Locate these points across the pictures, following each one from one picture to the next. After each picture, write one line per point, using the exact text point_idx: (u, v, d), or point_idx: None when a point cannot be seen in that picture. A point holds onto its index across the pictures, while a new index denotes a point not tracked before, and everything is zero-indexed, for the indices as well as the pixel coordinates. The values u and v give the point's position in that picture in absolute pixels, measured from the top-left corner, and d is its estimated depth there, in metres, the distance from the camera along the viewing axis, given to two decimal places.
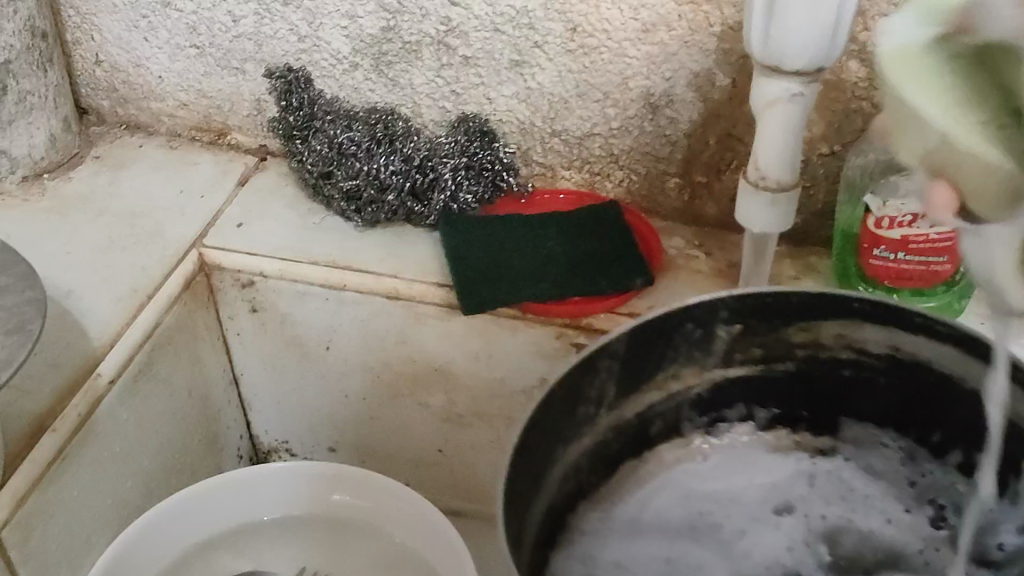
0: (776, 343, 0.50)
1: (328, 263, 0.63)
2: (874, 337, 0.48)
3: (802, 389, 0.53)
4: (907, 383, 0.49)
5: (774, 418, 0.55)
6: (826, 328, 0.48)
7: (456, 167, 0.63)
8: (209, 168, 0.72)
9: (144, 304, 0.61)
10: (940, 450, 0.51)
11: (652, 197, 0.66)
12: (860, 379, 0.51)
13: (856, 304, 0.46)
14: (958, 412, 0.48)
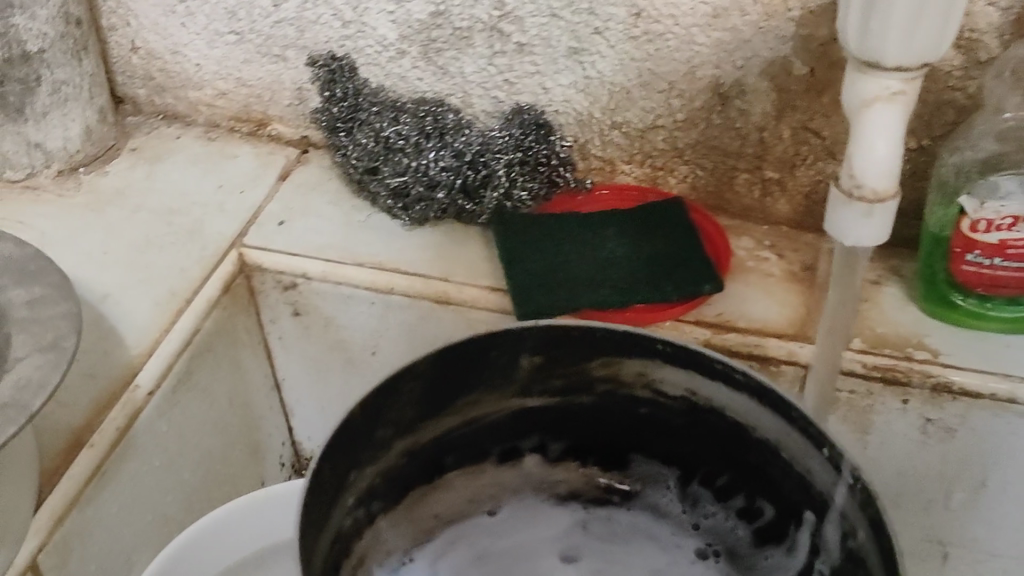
0: (576, 377, 0.49)
1: (375, 265, 0.59)
2: (674, 379, 0.47)
3: (581, 420, 0.53)
4: (700, 426, 0.50)
5: (564, 453, 0.55)
6: (626, 366, 0.48)
7: (510, 163, 0.59)
8: (249, 161, 0.68)
9: (183, 309, 0.57)
10: (680, 472, 0.53)
11: (718, 194, 0.62)
12: (656, 418, 0.51)
13: (662, 347, 0.46)
14: (747, 458, 0.48)
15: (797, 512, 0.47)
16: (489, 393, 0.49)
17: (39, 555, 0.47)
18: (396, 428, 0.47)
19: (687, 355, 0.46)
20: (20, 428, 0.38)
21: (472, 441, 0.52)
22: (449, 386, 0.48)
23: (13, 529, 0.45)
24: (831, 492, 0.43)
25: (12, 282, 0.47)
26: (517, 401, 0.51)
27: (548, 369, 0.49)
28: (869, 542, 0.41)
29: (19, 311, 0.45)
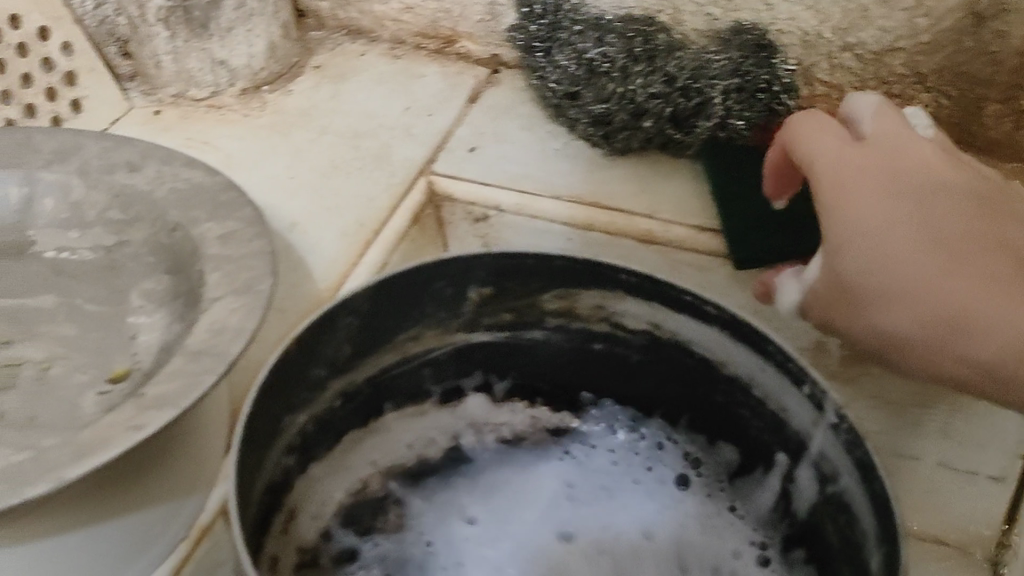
0: (527, 310, 0.50)
1: (572, 198, 0.55)
2: (637, 312, 0.47)
3: (522, 358, 0.54)
4: (660, 361, 0.50)
5: (511, 391, 0.56)
6: (584, 300, 0.48)
7: (727, 90, 0.54)
8: (437, 81, 0.65)
9: (371, 242, 0.54)
10: (650, 409, 0.54)
11: (962, 126, 0.55)
12: (613, 353, 0.52)
13: (626, 277, 0.45)
14: (727, 403, 0.49)
15: (769, 455, 0.48)
16: (430, 325, 0.49)
17: (227, 500, 0.43)
18: (334, 364, 0.46)
19: (647, 286, 0.45)
20: (217, 378, 0.36)
21: (410, 379, 0.52)
22: (386, 313, 0.46)
23: (204, 478, 0.43)
24: (812, 434, 0.43)
25: (205, 214, 0.44)
26: (461, 335, 0.51)
27: (497, 298, 0.49)
28: (858, 491, 0.40)
29: (212, 247, 0.42)
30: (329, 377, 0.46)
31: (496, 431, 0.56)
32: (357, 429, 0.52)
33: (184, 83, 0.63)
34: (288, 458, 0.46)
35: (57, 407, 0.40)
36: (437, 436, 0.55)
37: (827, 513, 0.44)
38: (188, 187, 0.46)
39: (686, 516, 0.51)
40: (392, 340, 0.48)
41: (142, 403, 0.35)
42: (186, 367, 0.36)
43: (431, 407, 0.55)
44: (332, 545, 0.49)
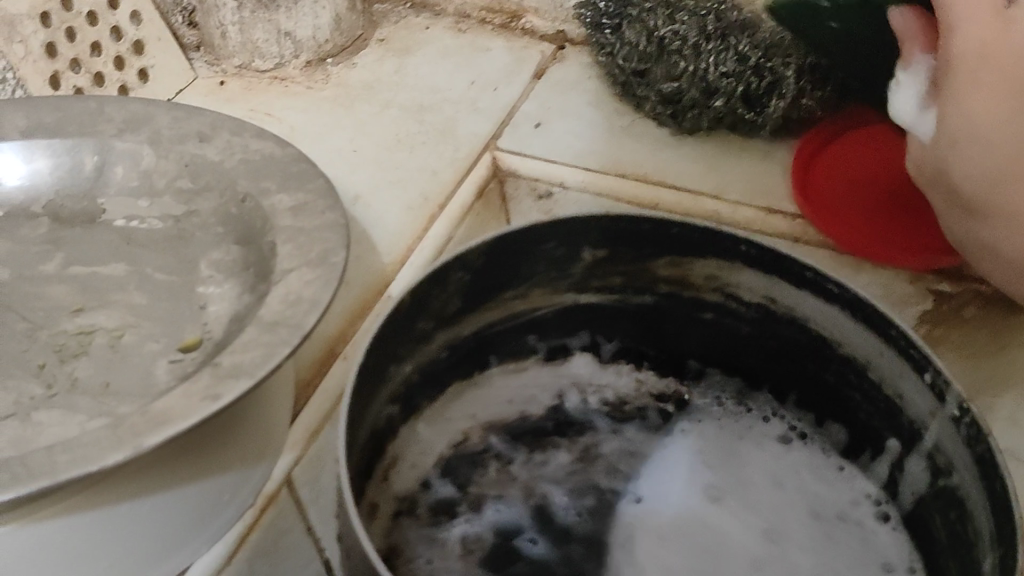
0: (639, 276, 0.52)
1: (638, 178, 0.55)
2: (753, 285, 0.50)
3: (631, 321, 0.57)
4: (771, 335, 0.53)
5: (617, 354, 0.60)
6: (700, 268, 0.50)
7: (802, 68, 0.53)
8: (503, 55, 0.64)
9: (436, 215, 0.54)
10: (759, 381, 0.56)
11: None
12: (724, 324, 0.54)
13: (746, 249, 0.48)
14: (829, 377, 0.51)
15: (880, 440, 0.50)
16: (538, 285, 0.52)
17: (295, 470, 0.45)
18: (438, 318, 0.49)
19: (764, 256, 0.47)
20: (292, 349, 0.36)
21: (511, 337, 0.56)
22: (501, 272, 0.49)
23: (272, 446, 0.43)
24: (929, 424, 0.45)
25: (276, 185, 0.44)
26: (570, 296, 0.54)
27: (610, 262, 0.51)
28: (971, 483, 0.41)
29: (284, 218, 0.42)
30: (436, 329, 0.49)
31: (598, 394, 0.58)
32: (462, 378, 0.56)
33: (249, 54, 0.63)
34: (394, 405, 0.50)
35: (130, 374, 0.40)
36: (537, 395, 0.58)
37: (934, 507, 0.46)
38: (259, 158, 0.46)
39: (799, 469, 0.53)
40: (499, 297, 0.51)
41: (218, 372, 0.35)
42: (262, 339, 0.36)
43: (534, 364, 0.59)
44: (429, 495, 0.52)
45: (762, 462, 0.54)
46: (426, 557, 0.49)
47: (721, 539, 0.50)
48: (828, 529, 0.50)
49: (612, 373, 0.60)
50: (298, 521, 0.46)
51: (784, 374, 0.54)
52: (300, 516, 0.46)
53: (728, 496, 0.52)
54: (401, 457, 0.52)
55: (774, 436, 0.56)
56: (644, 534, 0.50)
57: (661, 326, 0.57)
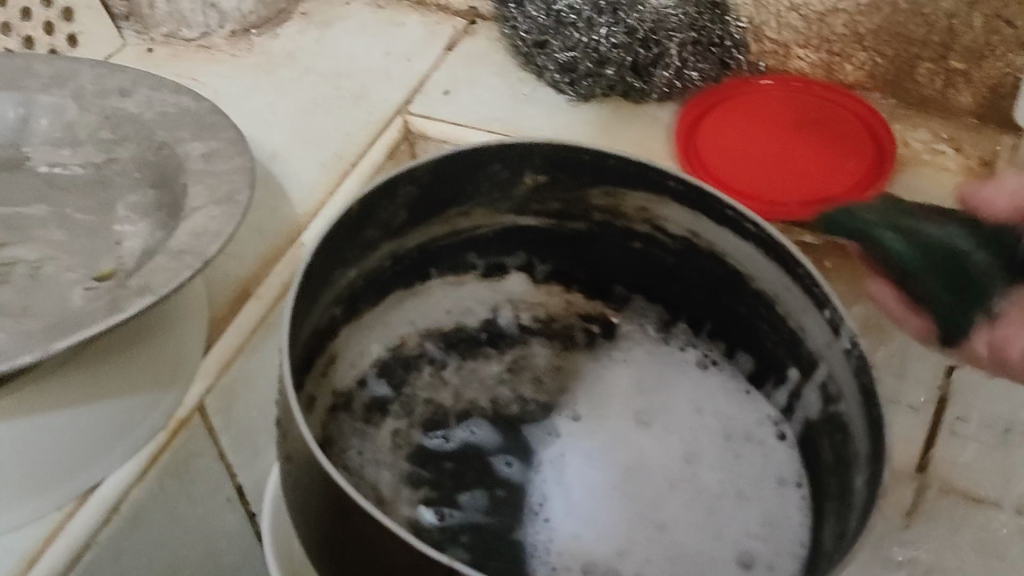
0: (573, 203, 0.55)
1: (537, 140, 0.59)
2: (678, 219, 0.52)
3: (566, 244, 0.59)
4: (692, 268, 0.55)
5: (550, 275, 0.62)
6: (630, 201, 0.52)
7: (684, 43, 0.58)
8: (417, 29, 0.68)
9: (348, 172, 0.58)
10: (679, 314, 0.59)
11: (897, 82, 0.59)
12: (649, 253, 0.56)
13: (673, 185, 0.50)
14: (740, 308, 0.54)
15: (782, 369, 0.53)
16: (482, 205, 0.54)
17: (206, 398, 0.48)
18: (386, 229, 0.52)
19: (689, 198, 0.50)
20: (195, 272, 0.39)
21: (450, 253, 0.59)
22: (445, 185, 0.51)
23: (182, 373, 0.47)
24: (825, 356, 0.48)
25: (190, 134, 0.48)
26: (509, 217, 0.57)
27: (549, 188, 0.53)
28: (857, 412, 0.45)
29: (196, 163, 0.46)
30: (383, 238, 0.53)
31: (531, 311, 0.63)
32: (403, 289, 0.59)
33: (176, 23, 0.67)
34: (337, 308, 0.54)
35: (46, 299, 0.44)
36: (474, 307, 0.63)
37: (821, 431, 0.50)
38: (176, 111, 0.49)
39: (711, 394, 0.57)
40: (444, 213, 0.54)
41: (128, 291, 0.38)
42: (168, 263, 0.39)
43: (472, 279, 0.62)
44: (366, 392, 0.58)
45: (685, 389, 0.58)
46: (358, 449, 0.56)
47: (639, 458, 0.54)
48: (734, 449, 0.54)
49: (544, 293, 0.63)
50: (210, 447, 0.49)
51: (703, 304, 0.57)
52: (212, 442, 0.49)
53: (649, 417, 0.56)
54: (342, 356, 0.57)
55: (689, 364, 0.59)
56: (538, 495, 0.54)
57: (592, 252, 0.59)
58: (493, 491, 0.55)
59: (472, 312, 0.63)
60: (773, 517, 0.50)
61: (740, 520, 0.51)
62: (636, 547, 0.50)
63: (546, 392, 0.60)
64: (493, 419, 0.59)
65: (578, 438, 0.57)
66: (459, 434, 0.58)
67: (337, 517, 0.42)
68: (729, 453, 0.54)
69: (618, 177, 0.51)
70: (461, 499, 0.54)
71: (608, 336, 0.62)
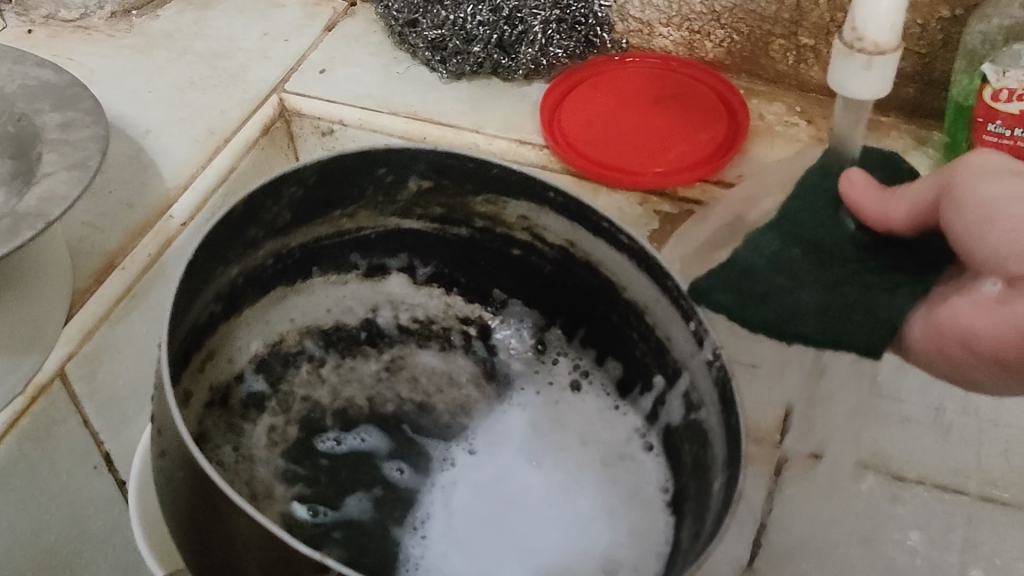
0: (457, 208, 0.52)
1: (408, 115, 0.61)
2: (557, 227, 0.51)
3: (449, 246, 0.56)
4: (569, 275, 0.53)
5: (430, 277, 0.59)
6: (512, 208, 0.51)
7: (548, 20, 0.59)
8: (296, 11, 0.70)
9: (221, 146, 0.59)
10: (551, 317, 0.57)
11: (753, 59, 0.62)
12: (529, 261, 0.54)
13: (554, 196, 0.49)
14: (610, 315, 0.53)
15: (648, 377, 0.51)
16: (365, 206, 0.51)
17: (67, 364, 0.49)
18: (270, 227, 0.49)
19: (568, 206, 0.49)
20: (36, 233, 0.40)
21: (334, 251, 0.55)
22: (330, 184, 0.49)
23: (44, 335, 0.47)
24: (689, 365, 0.47)
25: (48, 105, 0.49)
26: (393, 219, 0.53)
27: (435, 191, 0.51)
28: (716, 419, 0.44)
29: (51, 132, 0.47)
30: (267, 237, 0.49)
31: (410, 311, 0.59)
32: (283, 288, 0.54)
33: (54, 4, 0.67)
34: (217, 304, 0.50)
35: None
36: (353, 306, 0.58)
37: (683, 439, 0.48)
38: (36, 84, 0.50)
39: (589, 419, 0.54)
40: (329, 213, 0.51)
41: None
42: (11, 225, 0.40)
43: (353, 279, 0.57)
44: (242, 389, 0.54)
45: (569, 409, 0.55)
46: (232, 445, 0.52)
47: (515, 490, 0.52)
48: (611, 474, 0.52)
49: (425, 294, 0.59)
50: (72, 415, 0.50)
51: (577, 311, 0.55)
52: (74, 410, 0.50)
53: (526, 448, 0.54)
54: (218, 351, 0.52)
55: (559, 373, 0.57)
56: (436, 516, 0.51)
57: (476, 258, 0.56)
58: (373, 491, 0.52)
59: (352, 312, 0.59)
60: (640, 531, 0.48)
61: (607, 539, 0.48)
62: (502, 566, 0.48)
63: (422, 391, 0.57)
64: (376, 422, 0.56)
65: (486, 460, 0.54)
66: (350, 439, 0.55)
67: (205, 497, 0.43)
68: (597, 474, 0.51)
69: (502, 180, 0.49)
70: (348, 504, 0.51)
71: (483, 339, 0.59)
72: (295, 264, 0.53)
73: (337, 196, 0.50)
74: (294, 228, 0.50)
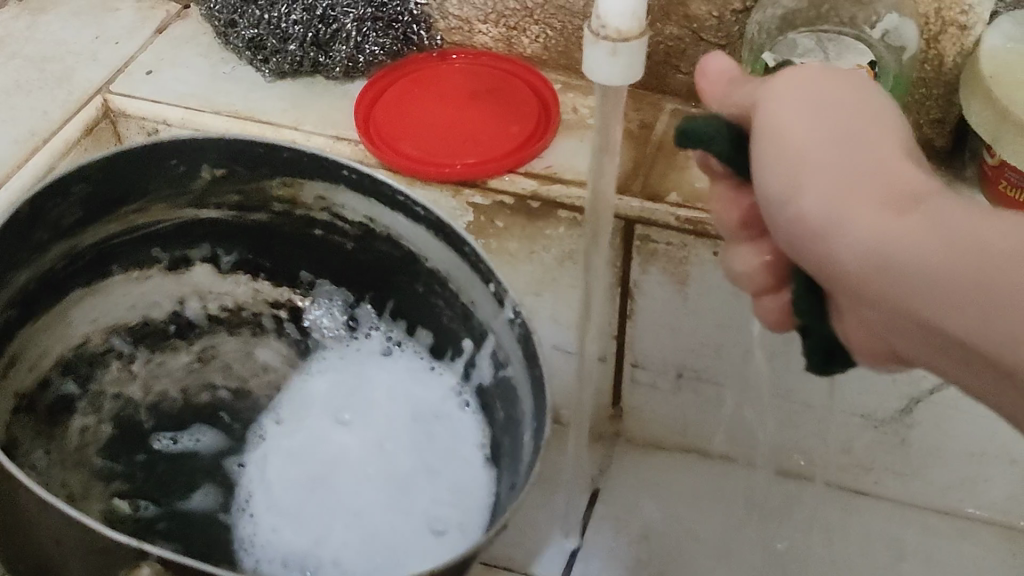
0: (254, 194, 0.55)
1: (230, 114, 0.62)
2: (354, 205, 0.53)
3: (256, 235, 0.58)
4: (372, 253, 0.56)
5: (234, 264, 0.61)
6: (308, 188, 0.53)
7: (360, 18, 0.61)
8: (130, 14, 0.70)
9: (39, 147, 0.60)
10: (361, 290, 0.60)
11: (567, 54, 0.64)
12: (331, 239, 0.57)
13: (347, 172, 0.51)
14: (415, 287, 0.56)
15: (457, 340, 0.56)
16: (156, 200, 0.54)
17: None
18: (53, 230, 0.50)
19: (367, 184, 0.51)
20: None
21: (133, 247, 0.56)
22: (120, 181, 0.51)
23: None
24: (491, 324, 0.51)
25: None
26: (189, 211, 0.56)
27: (230, 181, 0.54)
28: (523, 378, 0.49)
29: None
30: (52, 239, 0.51)
31: (217, 300, 0.62)
32: (82, 287, 0.56)
33: None
34: (9, 310, 0.50)
35: None
36: (159, 300, 0.60)
37: (494, 396, 0.54)
38: None
39: (398, 378, 0.59)
40: (113, 211, 0.53)
41: None
42: None
43: (156, 272, 0.59)
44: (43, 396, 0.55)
45: (379, 377, 0.60)
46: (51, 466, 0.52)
47: (339, 454, 0.56)
48: (423, 428, 0.57)
49: (231, 282, 0.61)
50: None
51: (382, 287, 0.59)
52: None
53: (352, 415, 0.58)
54: (20, 356, 0.53)
55: (375, 347, 0.61)
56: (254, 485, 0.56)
57: (275, 241, 0.59)
58: (216, 485, 0.56)
59: (159, 306, 0.61)
60: (461, 482, 0.53)
61: (430, 495, 0.54)
62: (332, 532, 0.53)
63: (237, 376, 0.61)
64: (206, 417, 0.59)
65: (294, 429, 0.58)
66: (183, 439, 0.58)
67: (10, 484, 0.41)
68: (410, 424, 0.57)
69: (298, 163, 0.52)
70: (186, 499, 0.55)
71: (295, 321, 0.62)
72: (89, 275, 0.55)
73: (140, 178, 0.52)
74: (87, 229, 0.52)
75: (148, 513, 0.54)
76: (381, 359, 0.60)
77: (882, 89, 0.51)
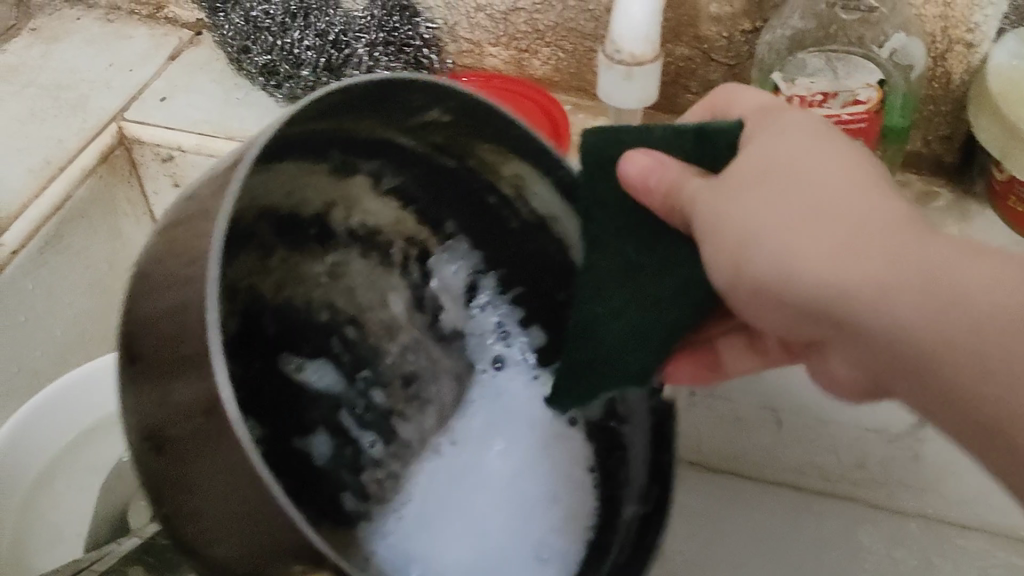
0: (458, 141, 0.41)
1: (244, 139, 0.63)
2: (546, 199, 0.42)
3: (440, 181, 0.45)
4: (540, 250, 0.45)
5: (422, 207, 0.46)
6: (508, 164, 0.42)
7: (372, 43, 0.62)
8: (144, 42, 0.71)
9: (56, 176, 0.60)
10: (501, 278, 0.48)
11: (578, 75, 0.65)
12: (501, 212, 0.45)
13: (564, 174, 0.40)
14: (557, 296, 0.46)
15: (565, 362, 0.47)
16: (375, 118, 0.38)
17: None
18: (273, 145, 0.35)
19: (564, 189, 0.41)
20: None
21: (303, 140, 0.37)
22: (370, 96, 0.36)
23: None
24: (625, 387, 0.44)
25: None
26: (390, 131, 0.40)
27: (443, 124, 0.40)
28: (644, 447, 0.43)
29: None
30: (272, 151, 0.36)
31: (361, 215, 0.46)
32: (246, 201, 0.38)
33: None
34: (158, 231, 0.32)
35: None
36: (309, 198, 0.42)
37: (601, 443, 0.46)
38: None
39: (529, 405, 0.47)
40: (331, 133, 0.38)
41: None
42: None
43: (347, 182, 0.43)
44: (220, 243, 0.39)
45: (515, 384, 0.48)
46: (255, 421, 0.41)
47: (481, 477, 0.45)
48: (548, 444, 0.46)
49: (382, 203, 0.46)
50: None
51: (523, 274, 0.47)
52: None
53: (502, 436, 0.46)
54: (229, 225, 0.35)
55: (480, 327, 0.49)
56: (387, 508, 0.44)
57: (475, 199, 0.45)
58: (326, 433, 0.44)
59: (308, 204, 0.43)
60: (575, 513, 0.44)
61: (547, 519, 0.44)
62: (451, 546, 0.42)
63: (358, 302, 0.47)
64: (348, 364, 0.47)
65: (473, 443, 0.46)
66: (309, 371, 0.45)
67: (174, 281, 0.30)
68: (540, 446, 0.46)
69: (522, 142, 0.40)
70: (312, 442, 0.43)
71: (423, 262, 0.48)
72: (286, 168, 0.38)
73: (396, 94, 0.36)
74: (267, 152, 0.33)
75: (259, 439, 0.41)
76: (501, 367, 0.48)
77: (889, 107, 0.53)
